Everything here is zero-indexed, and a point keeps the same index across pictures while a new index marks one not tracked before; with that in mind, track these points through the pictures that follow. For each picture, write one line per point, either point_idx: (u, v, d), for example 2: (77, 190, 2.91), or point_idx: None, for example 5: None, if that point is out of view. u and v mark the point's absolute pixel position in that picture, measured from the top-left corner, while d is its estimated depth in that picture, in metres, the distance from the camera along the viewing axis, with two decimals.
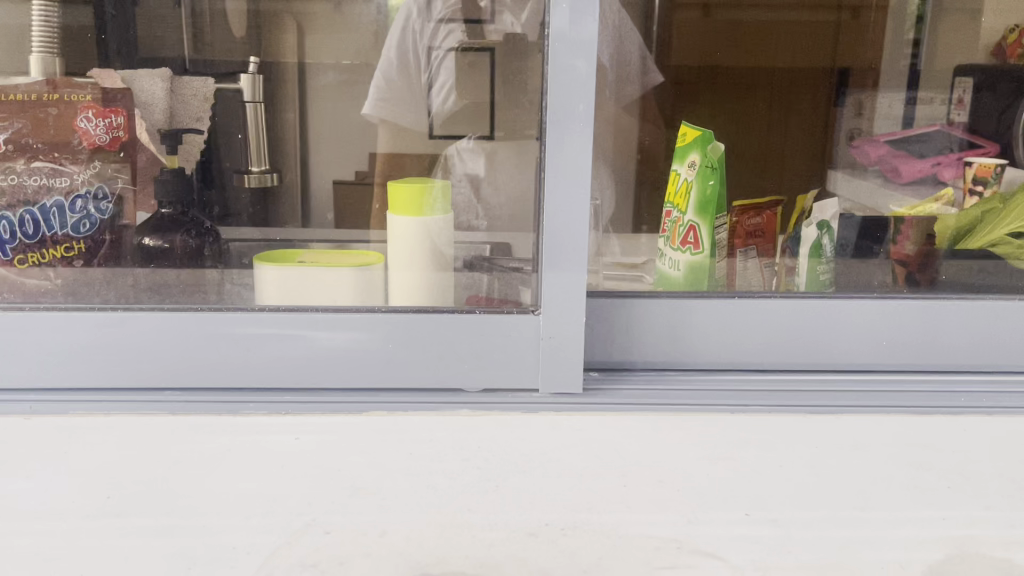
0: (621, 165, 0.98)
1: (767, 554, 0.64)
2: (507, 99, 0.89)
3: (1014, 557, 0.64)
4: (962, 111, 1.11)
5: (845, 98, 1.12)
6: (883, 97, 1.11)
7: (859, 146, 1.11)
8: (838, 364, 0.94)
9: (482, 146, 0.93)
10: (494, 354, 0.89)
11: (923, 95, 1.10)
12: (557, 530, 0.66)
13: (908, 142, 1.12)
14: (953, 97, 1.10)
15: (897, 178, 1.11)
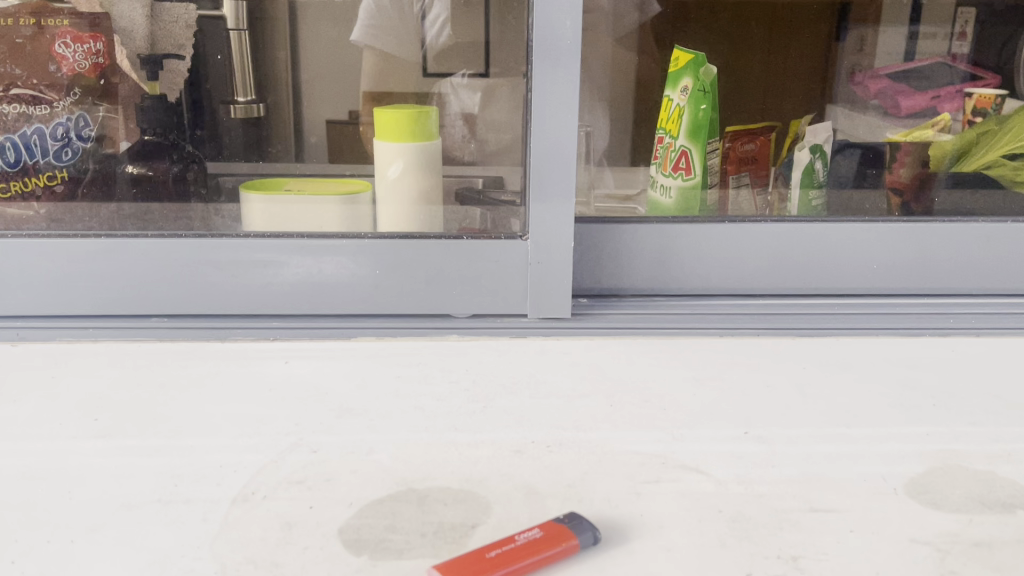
0: (620, 101, 0.95)
1: (751, 468, 0.64)
2: (503, 38, 0.84)
3: (997, 470, 0.64)
4: (964, 44, 0.97)
5: (846, 32, 0.97)
6: (886, 32, 0.97)
7: (859, 81, 0.99)
8: (829, 290, 0.93)
9: (478, 84, 0.88)
10: (482, 281, 0.88)
11: (925, 29, 0.96)
12: (543, 447, 0.67)
13: (909, 78, 0.99)
14: (955, 29, 0.96)
15: (897, 114, 1.00)
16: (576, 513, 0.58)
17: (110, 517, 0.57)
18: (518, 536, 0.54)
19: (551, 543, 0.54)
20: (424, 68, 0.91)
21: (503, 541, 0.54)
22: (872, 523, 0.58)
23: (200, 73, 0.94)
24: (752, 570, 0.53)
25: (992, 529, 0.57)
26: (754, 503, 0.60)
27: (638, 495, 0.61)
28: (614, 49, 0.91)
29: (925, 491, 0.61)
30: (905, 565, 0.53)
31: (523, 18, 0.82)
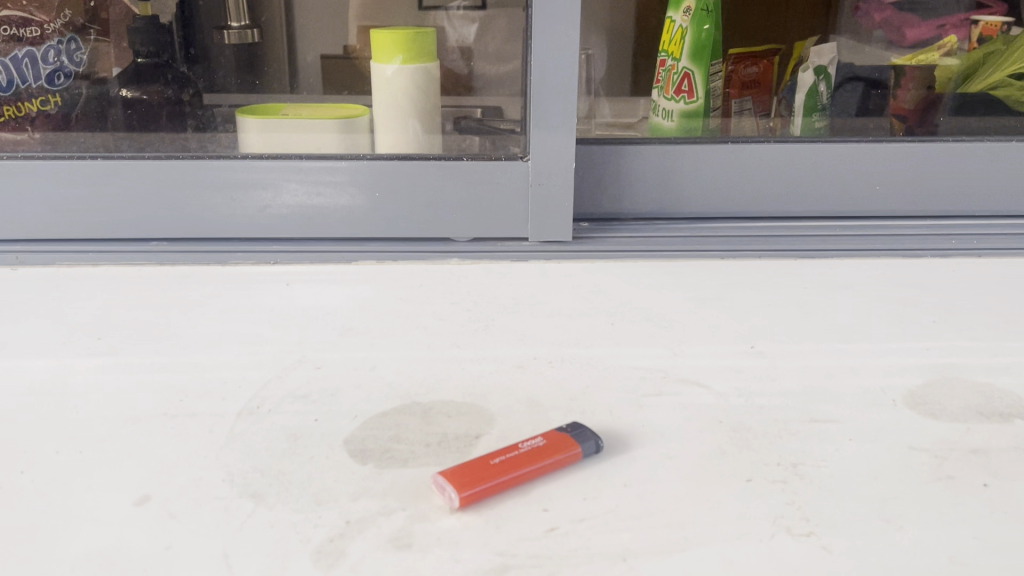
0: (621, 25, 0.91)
1: (751, 382, 0.65)
2: None
3: (995, 382, 0.64)
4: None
5: None
6: None
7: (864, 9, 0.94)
8: (833, 211, 0.92)
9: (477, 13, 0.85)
10: (484, 204, 0.87)
11: None
12: (545, 363, 0.68)
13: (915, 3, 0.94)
14: None
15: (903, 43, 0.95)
16: (579, 423, 0.58)
17: (117, 429, 0.58)
18: (522, 444, 0.55)
19: (556, 451, 0.54)
20: None
21: (508, 448, 0.55)
22: (870, 432, 0.58)
23: None
24: (752, 476, 0.54)
25: (989, 437, 0.58)
26: (754, 414, 0.61)
27: (640, 407, 0.62)
28: None
29: (923, 402, 0.62)
30: (902, 471, 0.54)
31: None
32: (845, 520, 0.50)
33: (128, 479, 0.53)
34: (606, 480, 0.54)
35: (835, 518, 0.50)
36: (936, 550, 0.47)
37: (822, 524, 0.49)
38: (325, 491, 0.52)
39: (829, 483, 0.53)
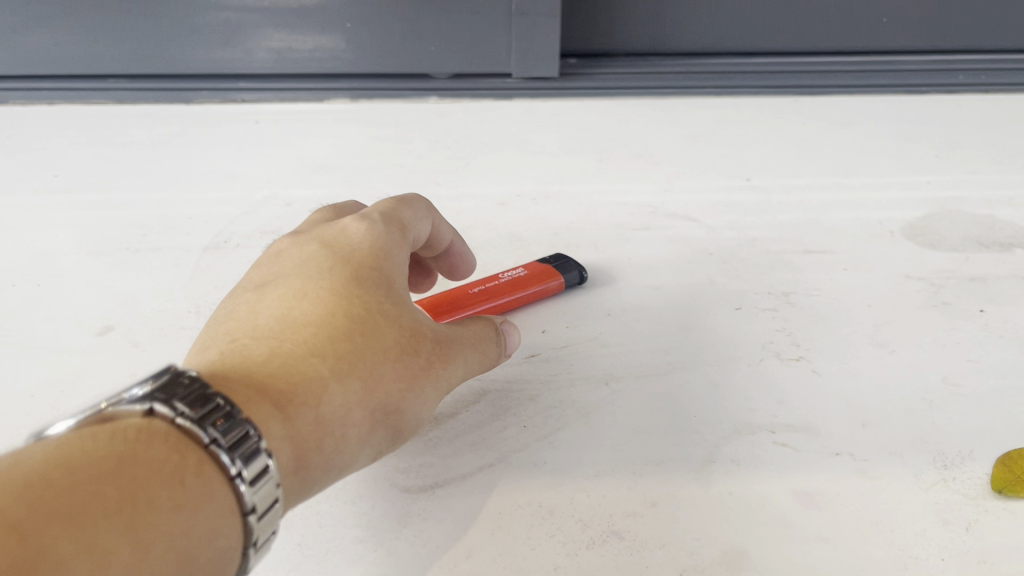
0: None
1: (743, 216, 0.62)
2: None
3: (997, 214, 0.62)
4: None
5: None
6: None
7: None
8: (836, 46, 0.86)
9: None
10: (463, 35, 0.80)
11: None
12: (528, 200, 0.65)
13: None
14: None
15: None
16: (563, 254, 0.56)
17: (75, 262, 0.56)
18: (502, 275, 0.52)
19: (539, 282, 0.52)
20: None
21: (487, 279, 0.52)
22: (865, 262, 0.56)
23: None
24: (741, 304, 0.52)
25: (988, 265, 0.56)
26: (746, 246, 0.58)
27: (627, 241, 0.59)
28: None
29: (921, 233, 0.59)
30: (897, 297, 0.52)
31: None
32: (836, 343, 0.48)
33: (87, 308, 0.51)
34: (590, 309, 0.52)
35: (826, 342, 0.48)
36: (928, 371, 0.46)
37: (813, 349, 0.48)
38: None
39: (822, 311, 0.51)
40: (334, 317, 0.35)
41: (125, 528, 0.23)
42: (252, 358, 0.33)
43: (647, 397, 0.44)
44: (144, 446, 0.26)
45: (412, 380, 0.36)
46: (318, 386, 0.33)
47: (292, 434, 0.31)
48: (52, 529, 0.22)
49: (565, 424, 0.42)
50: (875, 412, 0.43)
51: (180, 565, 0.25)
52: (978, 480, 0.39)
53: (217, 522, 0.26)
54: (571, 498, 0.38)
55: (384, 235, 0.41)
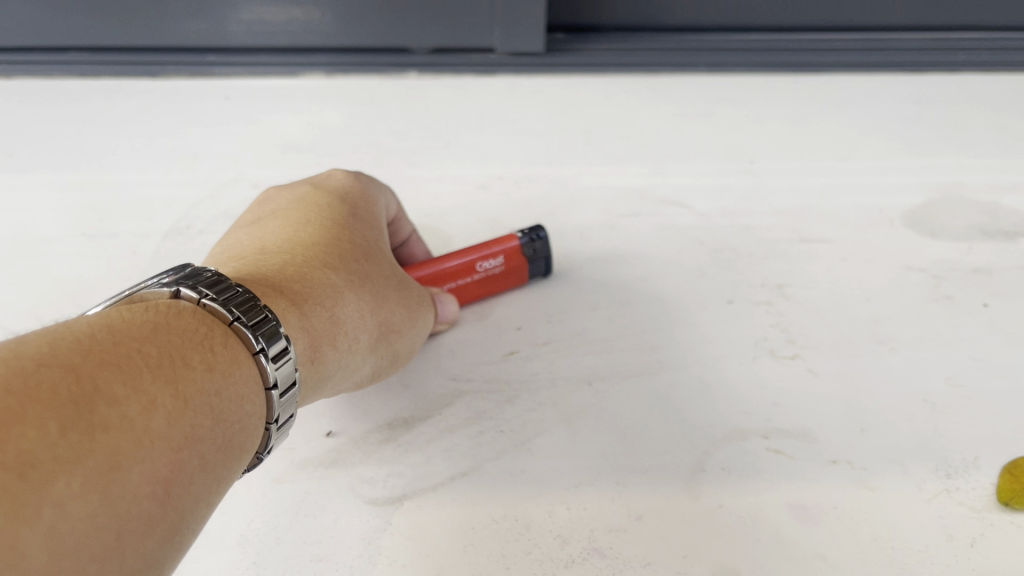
0: None
1: (736, 201, 0.59)
2: None
3: (1001, 201, 0.59)
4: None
5: None
6: None
7: None
8: (834, 21, 0.82)
9: None
10: (444, 10, 0.76)
11: None
12: (510, 183, 0.62)
13: None
14: None
15: None
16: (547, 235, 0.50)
17: (28, 247, 0.52)
18: (479, 267, 0.48)
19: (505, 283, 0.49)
20: None
21: (462, 272, 0.47)
22: (863, 252, 0.53)
23: None
24: (734, 297, 0.49)
25: (993, 256, 0.53)
26: (738, 234, 0.55)
27: (613, 227, 0.56)
28: None
29: (923, 221, 0.57)
30: (898, 290, 0.50)
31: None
32: (834, 341, 0.46)
33: (39, 297, 0.48)
34: (574, 302, 0.49)
35: (823, 339, 0.46)
36: (930, 371, 0.43)
37: (808, 346, 0.45)
38: None
39: (818, 304, 0.48)
40: (340, 243, 0.38)
41: (164, 386, 0.24)
42: (267, 265, 0.34)
43: (632, 398, 0.41)
44: (170, 319, 0.27)
45: (407, 309, 0.39)
46: (334, 293, 0.34)
47: (309, 326, 0.32)
48: (100, 376, 0.22)
49: (546, 428, 0.39)
50: (873, 415, 0.40)
51: (219, 423, 0.25)
52: (983, 491, 0.37)
53: (244, 389, 0.27)
54: (549, 510, 0.35)
55: (372, 188, 0.44)
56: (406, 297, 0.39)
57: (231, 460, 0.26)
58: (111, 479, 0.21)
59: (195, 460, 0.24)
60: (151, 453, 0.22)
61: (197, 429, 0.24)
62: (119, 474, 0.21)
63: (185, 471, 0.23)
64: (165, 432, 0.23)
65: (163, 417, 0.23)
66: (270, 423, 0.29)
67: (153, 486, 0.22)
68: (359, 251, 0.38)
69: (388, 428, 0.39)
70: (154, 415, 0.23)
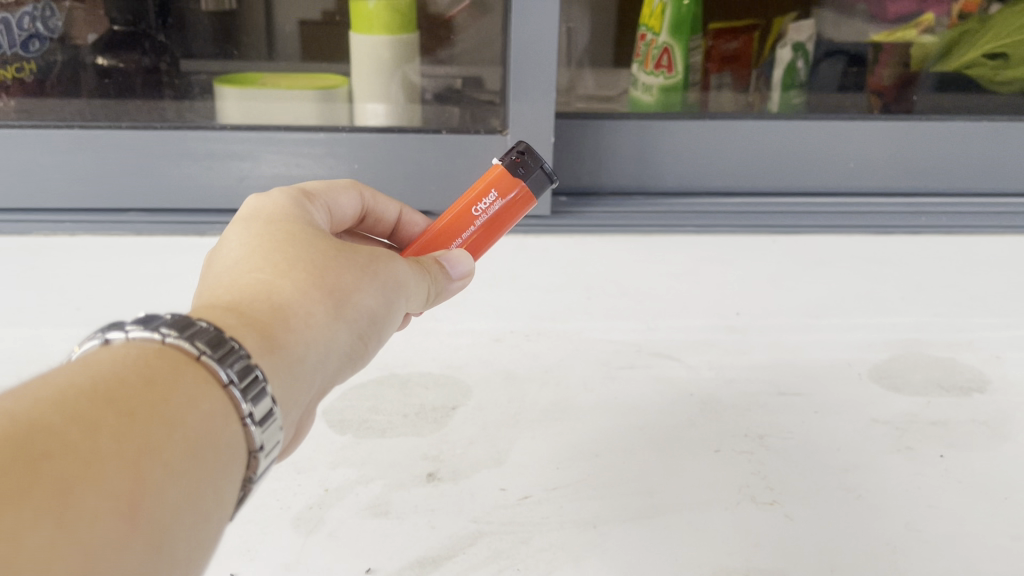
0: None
1: (723, 355, 0.67)
2: None
3: (957, 357, 0.67)
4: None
5: None
6: None
7: None
8: (809, 188, 0.92)
9: None
10: (464, 177, 0.87)
11: None
12: (521, 336, 0.69)
13: None
14: None
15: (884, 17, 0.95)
16: (524, 155, 0.59)
17: None
18: (476, 210, 0.58)
19: (508, 207, 0.58)
20: None
21: (464, 222, 0.58)
22: (835, 405, 0.60)
23: None
24: (719, 446, 0.56)
25: (948, 409, 0.60)
26: (724, 387, 0.62)
27: (613, 379, 0.63)
28: None
29: (887, 376, 0.64)
30: (864, 442, 0.56)
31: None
32: (807, 487, 0.52)
33: None
34: (579, 449, 0.55)
35: (797, 486, 0.52)
36: (893, 517, 0.50)
37: (785, 492, 0.51)
38: (304, 459, 0.54)
39: (795, 454, 0.55)
40: (272, 242, 0.43)
41: (108, 409, 0.29)
42: (214, 288, 0.41)
43: (630, 540, 0.47)
44: (109, 355, 0.33)
45: (355, 266, 0.44)
46: (273, 289, 0.40)
47: (252, 323, 0.38)
48: (38, 419, 0.28)
49: (556, 566, 0.45)
50: (843, 557, 0.46)
51: (174, 426, 0.31)
52: None
53: (192, 395, 0.32)
54: None
55: (291, 197, 0.50)
56: (349, 262, 0.44)
57: (201, 455, 0.31)
58: (66, 504, 0.26)
59: (154, 466, 0.29)
60: (102, 469, 0.28)
61: (151, 435, 0.30)
62: (70, 497, 0.26)
63: (146, 477, 0.29)
64: (115, 448, 0.28)
65: (110, 437, 0.28)
66: (244, 417, 0.34)
67: (111, 499, 0.27)
68: (292, 242, 0.44)
69: (419, 565, 0.46)
70: (99, 434, 0.28)
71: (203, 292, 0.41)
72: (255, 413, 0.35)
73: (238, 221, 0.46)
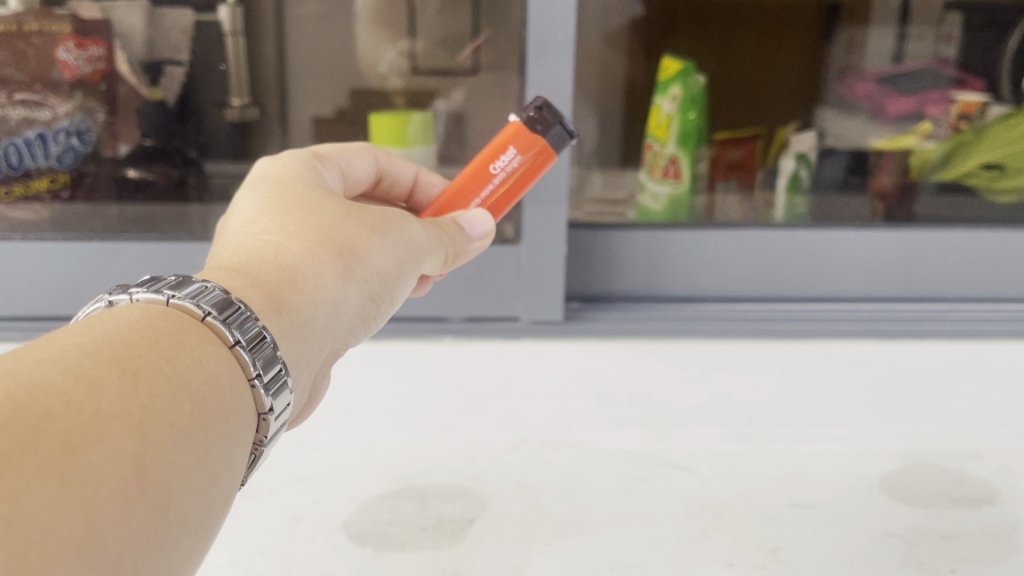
0: (613, 104, 0.96)
1: (735, 466, 0.68)
2: (494, 39, 0.88)
3: (966, 468, 0.68)
4: (952, 47, 0.95)
5: (837, 34, 0.95)
6: (873, 33, 0.95)
7: (846, 82, 0.98)
8: (814, 294, 0.95)
9: (466, 80, 0.92)
10: (480, 286, 0.90)
11: (914, 32, 0.95)
12: (536, 445, 0.71)
13: (898, 79, 0.98)
14: (941, 34, 0.94)
15: (883, 117, 1.00)
16: (542, 112, 0.62)
17: None
18: (494, 168, 0.62)
19: (526, 165, 0.62)
20: (415, 67, 0.93)
21: (483, 179, 0.63)
22: (846, 517, 0.61)
23: (196, 73, 0.93)
24: (733, 561, 0.57)
25: (958, 522, 0.61)
26: (736, 499, 0.63)
27: (627, 490, 0.65)
28: (606, 53, 0.92)
29: (897, 487, 0.65)
30: (877, 556, 0.57)
31: (511, 16, 0.86)
32: None
33: None
34: (594, 563, 0.56)
35: None
36: None
37: None
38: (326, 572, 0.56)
39: (807, 569, 0.56)
40: (282, 208, 0.47)
41: (111, 370, 0.30)
42: (229, 250, 0.44)
43: None
44: (111, 318, 0.34)
45: (360, 233, 0.49)
46: (283, 250, 0.44)
47: (264, 284, 0.41)
48: (40, 376, 0.28)
49: None
50: None
51: (175, 389, 0.32)
52: None
53: (196, 356, 0.34)
54: None
55: (299, 171, 0.54)
56: (357, 226, 0.49)
57: (202, 417, 0.33)
58: (71, 463, 0.27)
59: (158, 428, 0.30)
60: (107, 429, 0.28)
61: (154, 396, 0.31)
62: (76, 454, 0.27)
63: (151, 440, 0.30)
64: (120, 409, 0.29)
65: (113, 397, 0.29)
66: (252, 379, 0.36)
67: (115, 460, 0.28)
68: (301, 206, 0.48)
69: None
70: (102, 394, 0.29)
71: (219, 252, 0.45)
72: (260, 374, 0.37)
73: (249, 189, 0.51)
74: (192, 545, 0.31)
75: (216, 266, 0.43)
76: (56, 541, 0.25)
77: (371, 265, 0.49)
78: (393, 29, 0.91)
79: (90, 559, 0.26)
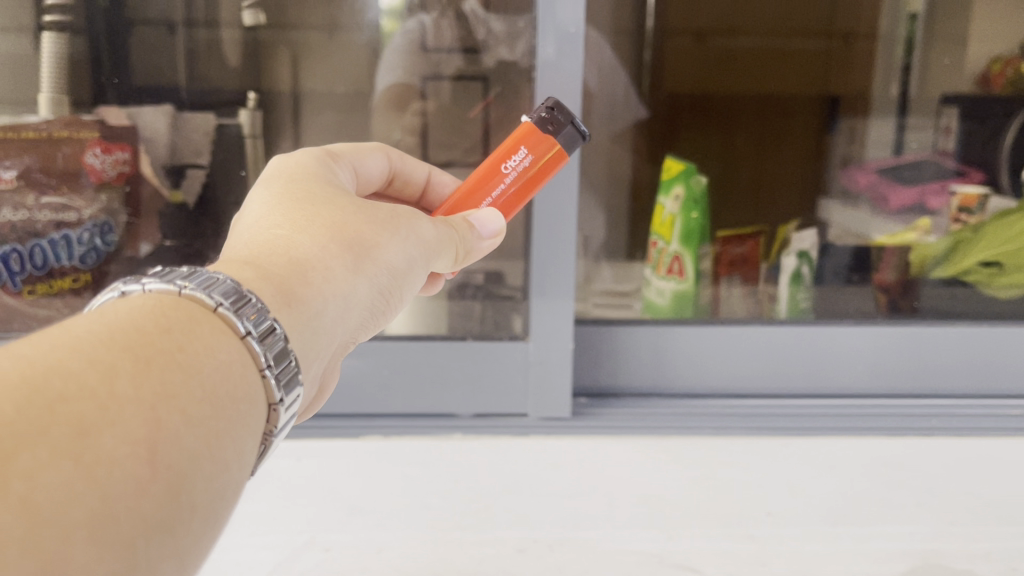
0: (619, 198, 0.99)
1: (742, 566, 0.68)
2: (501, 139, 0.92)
3: (975, 569, 0.68)
4: (950, 139, 0.99)
5: (837, 124, 1.00)
6: (872, 125, 0.99)
7: (847, 172, 1.01)
8: (818, 389, 0.96)
9: None
10: (488, 380, 0.91)
11: (913, 122, 0.98)
12: (544, 546, 0.71)
13: (900, 169, 1.01)
14: (941, 124, 0.99)
15: (885, 206, 1.03)
16: (554, 107, 0.63)
17: None
18: (505, 168, 0.63)
19: (537, 164, 0.63)
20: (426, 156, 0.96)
21: (496, 179, 0.63)
22: None
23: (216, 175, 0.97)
24: None
25: None
26: None
27: None
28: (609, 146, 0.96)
29: None
30: None
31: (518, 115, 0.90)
32: None
33: None
34: None
35: None
36: None
37: None
38: None
39: None
40: (295, 202, 0.49)
41: (124, 356, 0.31)
42: (243, 240, 0.46)
43: None
44: (129, 304, 0.35)
45: (370, 228, 0.50)
46: (294, 244, 0.45)
47: (275, 279, 0.42)
48: (55, 361, 0.30)
49: None
50: None
51: (188, 376, 0.33)
52: None
53: (208, 340, 0.35)
54: None
55: (312, 167, 0.55)
56: (367, 223, 0.50)
57: (215, 404, 0.33)
58: (83, 446, 0.28)
59: (169, 414, 0.31)
60: (118, 413, 0.29)
61: (167, 382, 0.32)
62: (88, 438, 0.28)
63: (164, 425, 0.30)
64: (133, 394, 0.30)
65: (126, 382, 0.30)
66: (263, 369, 0.37)
67: (128, 443, 0.29)
68: (313, 201, 0.49)
69: None
70: (114, 379, 0.30)
71: (233, 242, 0.47)
72: (270, 363, 0.38)
73: (262, 183, 0.52)
74: (205, 531, 0.32)
75: (229, 257, 0.44)
76: (66, 521, 0.26)
77: (380, 256, 0.50)
78: (405, 129, 0.95)
79: (103, 539, 0.27)
